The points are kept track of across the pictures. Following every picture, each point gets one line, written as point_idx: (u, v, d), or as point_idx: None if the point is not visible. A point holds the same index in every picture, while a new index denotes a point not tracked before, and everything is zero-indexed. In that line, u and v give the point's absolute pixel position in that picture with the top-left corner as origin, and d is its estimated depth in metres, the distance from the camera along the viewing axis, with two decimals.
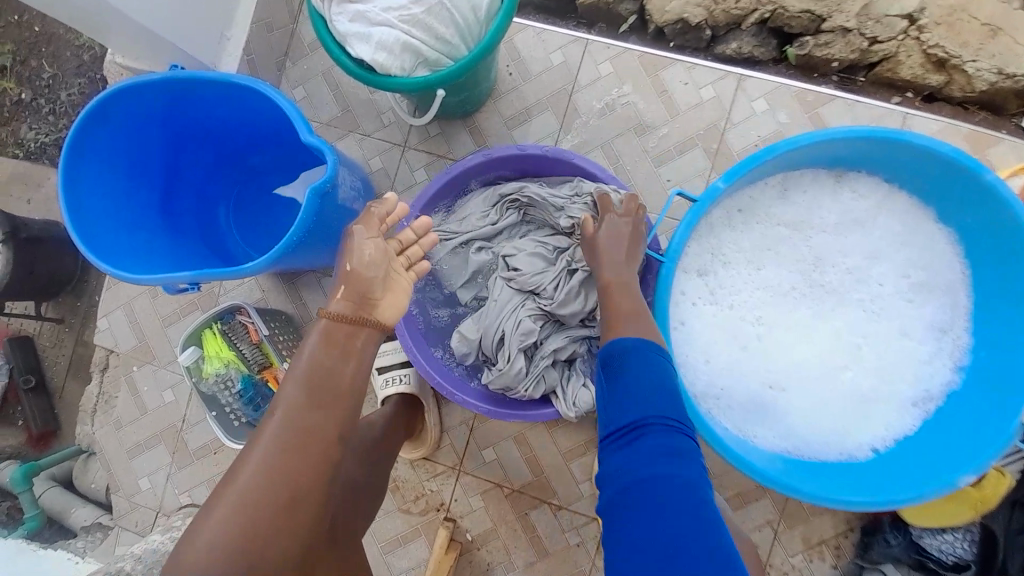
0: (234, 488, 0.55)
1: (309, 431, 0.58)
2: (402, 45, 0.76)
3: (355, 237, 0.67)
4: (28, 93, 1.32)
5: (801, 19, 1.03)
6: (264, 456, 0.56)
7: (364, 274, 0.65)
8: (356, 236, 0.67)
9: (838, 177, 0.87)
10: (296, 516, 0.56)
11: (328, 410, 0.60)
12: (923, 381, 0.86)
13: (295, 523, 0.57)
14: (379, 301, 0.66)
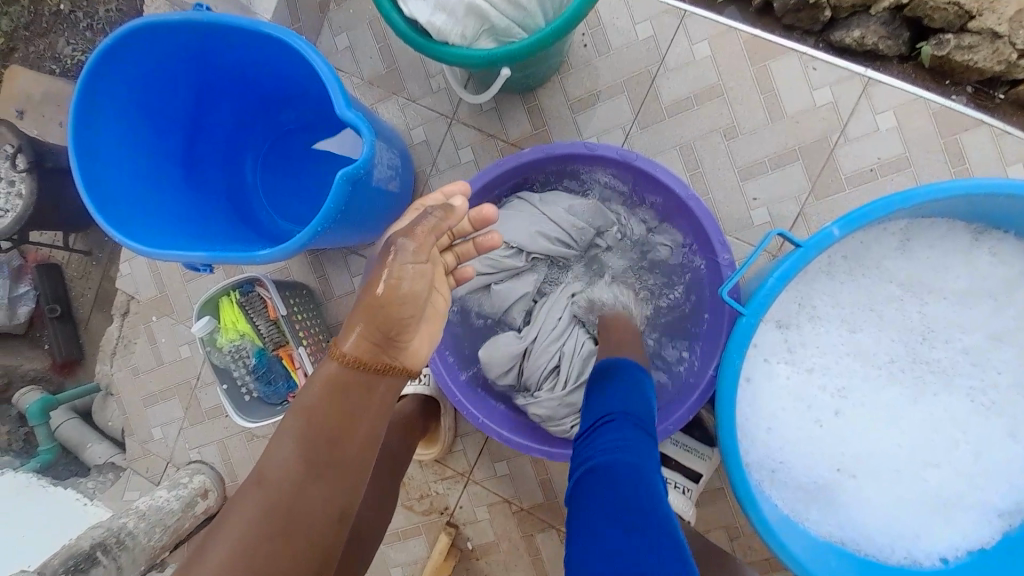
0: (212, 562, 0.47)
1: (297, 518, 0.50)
2: (468, 7, 0.62)
3: (395, 257, 0.53)
4: (66, 4, 1.26)
5: (948, 12, 0.82)
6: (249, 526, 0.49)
7: (396, 309, 0.53)
8: (397, 253, 0.53)
9: (979, 233, 0.70)
10: None
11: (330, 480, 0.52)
12: (1018, 492, 0.72)
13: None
14: (408, 343, 0.56)
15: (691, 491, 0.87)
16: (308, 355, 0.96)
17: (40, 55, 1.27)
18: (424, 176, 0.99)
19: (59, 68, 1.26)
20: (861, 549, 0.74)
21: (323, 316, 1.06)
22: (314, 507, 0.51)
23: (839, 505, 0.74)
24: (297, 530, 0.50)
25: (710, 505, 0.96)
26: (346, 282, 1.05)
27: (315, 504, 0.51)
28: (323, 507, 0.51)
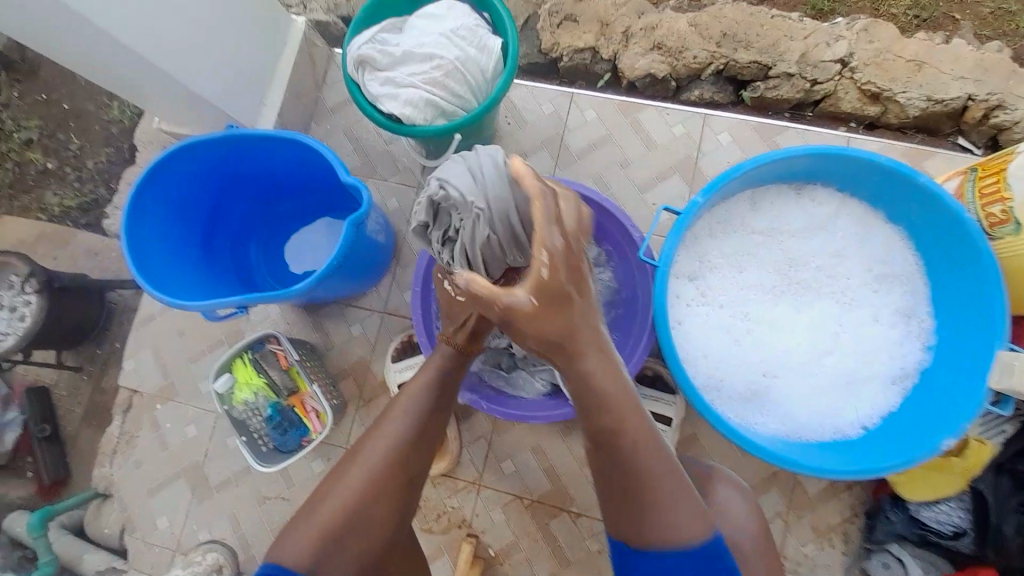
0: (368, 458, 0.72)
1: (413, 441, 0.74)
2: (426, 102, 0.92)
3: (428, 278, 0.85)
4: (55, 162, 1.45)
5: (751, 69, 1.22)
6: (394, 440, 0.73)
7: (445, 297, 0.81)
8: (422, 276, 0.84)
9: (799, 188, 1.02)
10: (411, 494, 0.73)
11: (438, 411, 0.79)
12: (899, 361, 0.96)
13: (396, 510, 0.71)
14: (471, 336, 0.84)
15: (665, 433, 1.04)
16: (321, 392, 1.09)
17: (28, 207, 1.45)
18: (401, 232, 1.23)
19: (47, 215, 1.43)
20: (799, 435, 0.93)
21: (327, 363, 1.20)
22: (428, 431, 0.76)
23: (774, 404, 0.94)
24: (414, 447, 0.74)
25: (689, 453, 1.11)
26: (344, 330, 1.21)
27: (426, 430, 0.76)
28: (429, 435, 0.77)
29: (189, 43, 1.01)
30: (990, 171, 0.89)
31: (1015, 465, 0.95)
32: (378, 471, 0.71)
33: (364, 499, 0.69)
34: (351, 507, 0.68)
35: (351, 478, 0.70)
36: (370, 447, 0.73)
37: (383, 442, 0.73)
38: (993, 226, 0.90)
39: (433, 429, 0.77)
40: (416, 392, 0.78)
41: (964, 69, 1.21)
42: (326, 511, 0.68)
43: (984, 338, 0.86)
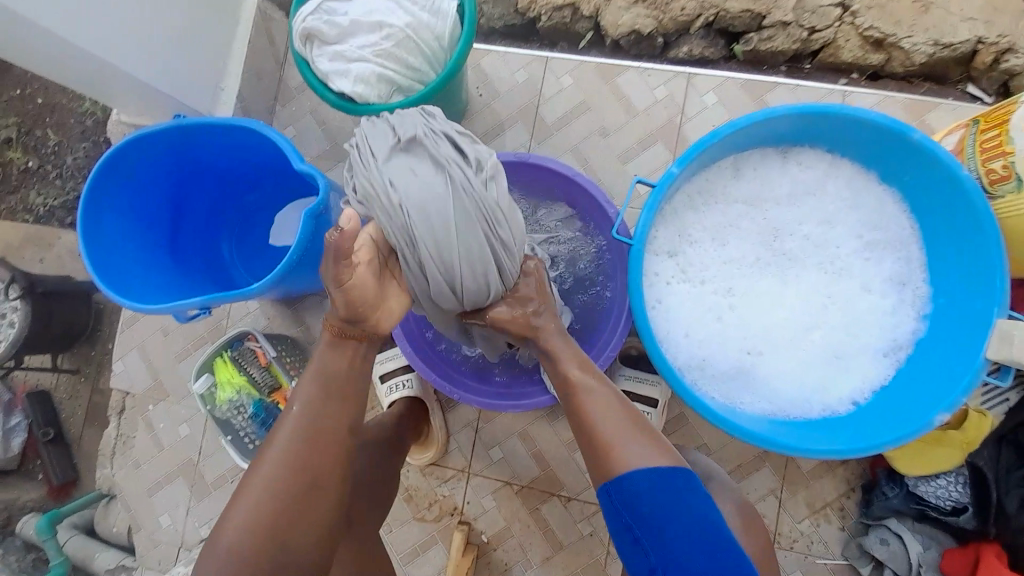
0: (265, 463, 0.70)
1: (311, 451, 0.72)
2: (377, 76, 0.87)
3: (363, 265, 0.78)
4: (33, 160, 1.36)
5: (743, 18, 1.13)
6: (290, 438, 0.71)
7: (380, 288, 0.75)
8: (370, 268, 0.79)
9: (784, 152, 0.96)
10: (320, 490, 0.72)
11: (341, 409, 0.75)
12: (889, 331, 0.92)
13: (306, 519, 0.71)
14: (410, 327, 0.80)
15: (650, 413, 1.04)
16: None
17: (12, 210, 1.38)
18: None
19: (35, 217, 1.37)
20: (786, 412, 0.91)
21: None
22: (326, 437, 0.73)
23: (759, 381, 0.92)
24: (314, 456, 0.72)
25: (678, 433, 1.09)
26: None
27: (325, 436, 0.73)
28: (330, 441, 0.74)
29: (142, 35, 0.95)
30: (992, 123, 0.83)
31: (1018, 436, 0.96)
32: (275, 486, 0.70)
33: (262, 514, 0.69)
34: (253, 525, 0.69)
35: (252, 496, 0.70)
36: (264, 464, 0.71)
37: (276, 456, 0.71)
38: (994, 183, 0.83)
39: (331, 432, 0.74)
40: (306, 389, 0.74)
41: (973, 9, 1.11)
42: (231, 530, 0.68)
43: (980, 305, 0.83)
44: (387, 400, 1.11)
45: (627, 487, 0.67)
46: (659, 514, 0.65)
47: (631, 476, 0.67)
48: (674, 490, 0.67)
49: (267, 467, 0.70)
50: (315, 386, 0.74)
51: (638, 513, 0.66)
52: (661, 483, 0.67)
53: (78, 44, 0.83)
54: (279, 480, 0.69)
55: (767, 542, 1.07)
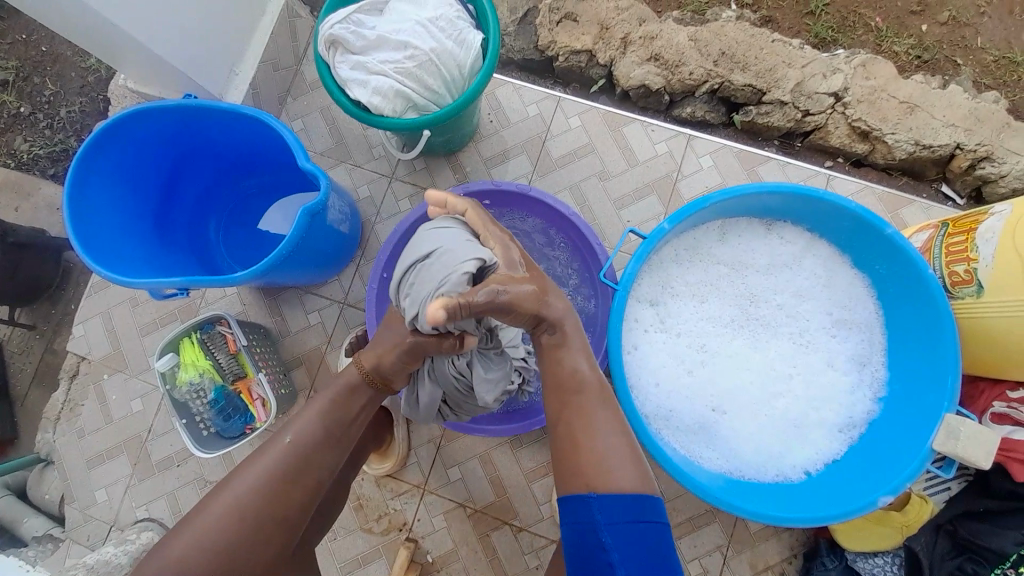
0: (243, 477, 0.70)
1: (264, 504, 0.69)
2: (395, 91, 0.91)
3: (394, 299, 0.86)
4: (27, 108, 1.34)
5: (745, 92, 1.20)
6: (276, 459, 0.71)
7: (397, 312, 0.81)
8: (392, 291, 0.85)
9: (768, 225, 1.02)
10: (287, 513, 0.70)
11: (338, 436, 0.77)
12: (846, 408, 0.97)
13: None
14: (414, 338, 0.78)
15: None
16: (268, 382, 1.06)
17: None
18: (371, 224, 1.21)
19: (15, 163, 1.34)
20: (742, 471, 0.94)
21: (280, 351, 1.17)
22: (286, 495, 0.71)
23: (720, 438, 0.96)
24: (301, 475, 0.72)
25: None
26: (302, 318, 1.18)
27: (309, 460, 0.73)
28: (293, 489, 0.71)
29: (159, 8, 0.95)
30: (960, 229, 0.89)
31: (954, 527, 0.94)
32: (249, 498, 0.68)
33: (227, 527, 0.66)
34: (194, 552, 0.63)
35: (215, 507, 0.67)
36: (241, 478, 0.70)
37: (242, 485, 0.69)
38: (955, 285, 0.89)
39: (292, 496, 0.71)
40: (314, 415, 0.76)
41: (955, 117, 1.21)
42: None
43: (933, 398, 0.87)
44: None
45: (609, 508, 0.64)
46: (630, 537, 0.62)
47: (611, 497, 0.64)
48: (650, 525, 0.64)
49: (252, 479, 0.69)
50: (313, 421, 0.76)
51: (612, 528, 0.63)
52: (640, 510, 0.64)
53: (102, 13, 0.85)
54: (249, 496, 0.68)
55: None
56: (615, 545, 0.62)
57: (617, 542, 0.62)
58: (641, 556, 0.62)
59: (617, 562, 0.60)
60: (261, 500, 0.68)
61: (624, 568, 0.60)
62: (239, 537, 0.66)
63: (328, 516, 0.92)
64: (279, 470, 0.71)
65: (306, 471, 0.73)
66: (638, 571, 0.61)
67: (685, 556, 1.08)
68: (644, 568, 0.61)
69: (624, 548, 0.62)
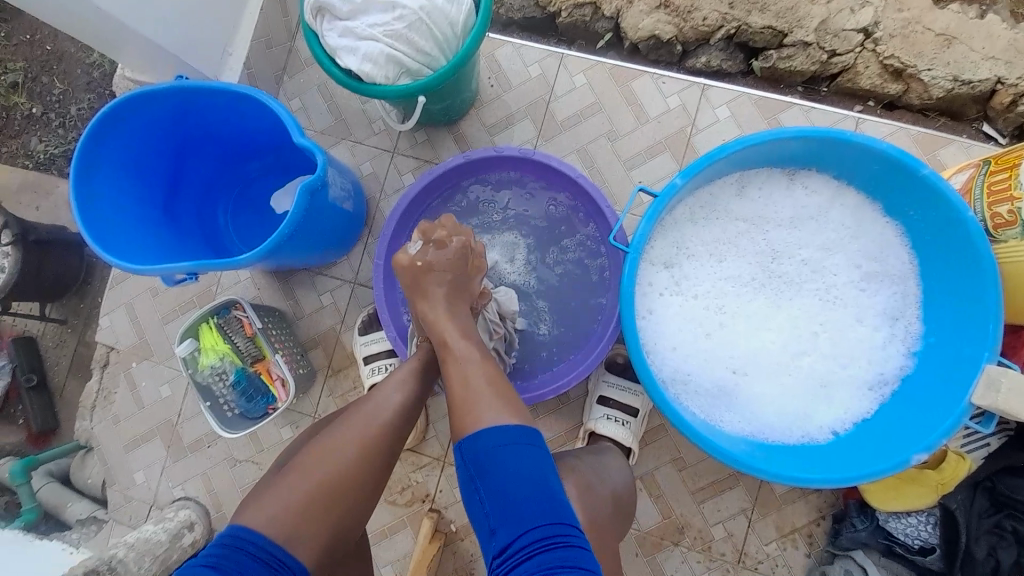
0: (350, 426, 0.73)
1: (366, 459, 0.71)
2: (387, 57, 0.87)
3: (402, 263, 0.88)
4: (38, 107, 1.34)
5: (765, 34, 1.11)
6: (378, 414, 0.75)
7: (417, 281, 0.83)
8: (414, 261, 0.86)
9: (792, 175, 0.96)
10: (383, 466, 0.73)
11: (417, 401, 0.80)
12: (877, 365, 0.92)
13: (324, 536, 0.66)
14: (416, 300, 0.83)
15: (629, 422, 1.03)
16: (285, 363, 1.07)
17: (8, 154, 1.36)
18: (376, 203, 1.19)
19: (34, 164, 1.35)
20: (767, 434, 0.91)
21: (296, 334, 1.18)
22: (383, 452, 0.73)
23: (742, 400, 0.93)
24: (397, 430, 0.76)
25: (655, 444, 1.09)
26: (315, 300, 1.19)
27: (403, 416, 0.77)
28: (381, 448, 0.74)
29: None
30: (1002, 165, 0.81)
31: (994, 484, 0.93)
32: (354, 446, 0.71)
33: (335, 470, 0.69)
34: (307, 490, 0.67)
35: (327, 450, 0.70)
36: (351, 425, 0.73)
37: (349, 434, 0.72)
38: (997, 227, 0.82)
39: (389, 451, 0.74)
40: (404, 377, 0.80)
41: (996, 49, 1.09)
42: (267, 503, 0.65)
43: (972, 350, 0.82)
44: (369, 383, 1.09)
45: (477, 443, 0.65)
46: (497, 465, 0.63)
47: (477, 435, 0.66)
48: (521, 449, 0.64)
49: (357, 429, 0.73)
50: (407, 384, 0.79)
51: (479, 461, 0.65)
52: (508, 435, 0.65)
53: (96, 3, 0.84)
54: (357, 445, 0.71)
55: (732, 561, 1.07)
56: (481, 473, 0.64)
57: (483, 473, 0.64)
58: (500, 485, 0.62)
59: (481, 489, 0.63)
60: (365, 449, 0.72)
61: (488, 492, 0.62)
62: (346, 482, 0.69)
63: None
64: (380, 423, 0.74)
65: (387, 432, 0.75)
66: (501, 496, 0.62)
67: (708, 520, 1.07)
68: (507, 495, 0.62)
69: (490, 477, 0.63)
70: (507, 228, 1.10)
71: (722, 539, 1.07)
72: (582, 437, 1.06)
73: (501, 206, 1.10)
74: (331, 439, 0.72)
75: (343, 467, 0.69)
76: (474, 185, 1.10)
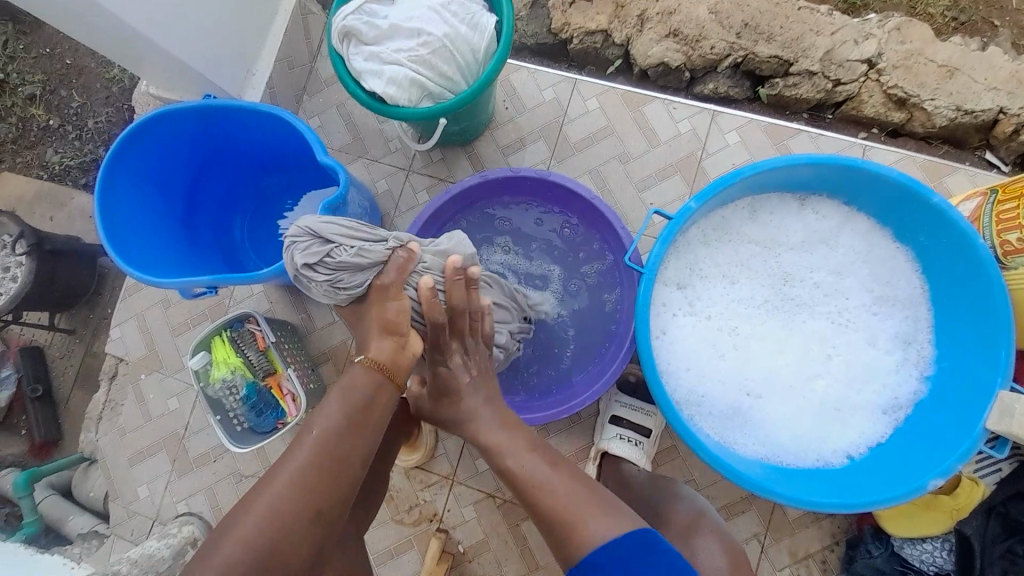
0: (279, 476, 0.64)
1: (301, 508, 0.63)
2: (411, 81, 0.89)
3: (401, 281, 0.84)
4: (56, 119, 1.37)
5: (771, 63, 1.15)
6: (311, 455, 0.65)
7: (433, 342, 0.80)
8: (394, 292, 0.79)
9: (803, 200, 0.97)
10: (326, 513, 0.65)
11: (366, 432, 0.70)
12: (891, 389, 0.92)
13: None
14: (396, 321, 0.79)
15: (642, 442, 1.02)
16: (297, 376, 1.08)
17: (27, 165, 1.39)
18: (390, 219, 1.21)
19: (50, 175, 1.37)
20: (781, 457, 0.91)
21: (307, 349, 1.18)
22: (321, 497, 0.64)
23: (755, 423, 0.93)
24: (338, 469, 0.66)
25: (667, 465, 1.08)
26: (327, 314, 1.19)
27: (348, 453, 0.67)
28: (337, 487, 0.66)
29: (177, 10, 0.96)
30: (1011, 195, 0.83)
31: (1008, 509, 0.92)
32: (285, 498, 0.63)
33: (265, 529, 0.61)
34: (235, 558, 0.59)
35: (258, 507, 0.62)
36: (281, 474, 0.64)
37: (279, 486, 0.63)
38: (1007, 254, 0.84)
39: (331, 493, 0.65)
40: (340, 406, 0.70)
41: (998, 79, 1.13)
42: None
43: (985, 375, 0.82)
44: None
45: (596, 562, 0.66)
46: None
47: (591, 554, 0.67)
48: (640, 558, 0.66)
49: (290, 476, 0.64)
50: (345, 408, 0.69)
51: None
52: (621, 547, 0.67)
53: (127, 22, 0.87)
54: (290, 496, 0.63)
55: None
56: None
57: None
58: None
59: None
60: (300, 501, 0.63)
61: None
62: (278, 539, 0.61)
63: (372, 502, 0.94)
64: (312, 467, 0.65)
65: (345, 467, 0.67)
66: None
67: None
68: None
69: None
70: (516, 249, 1.12)
71: None
72: (595, 457, 1.05)
73: (518, 226, 1.12)
74: (261, 493, 0.63)
75: (275, 524, 0.61)
76: (493, 205, 1.12)
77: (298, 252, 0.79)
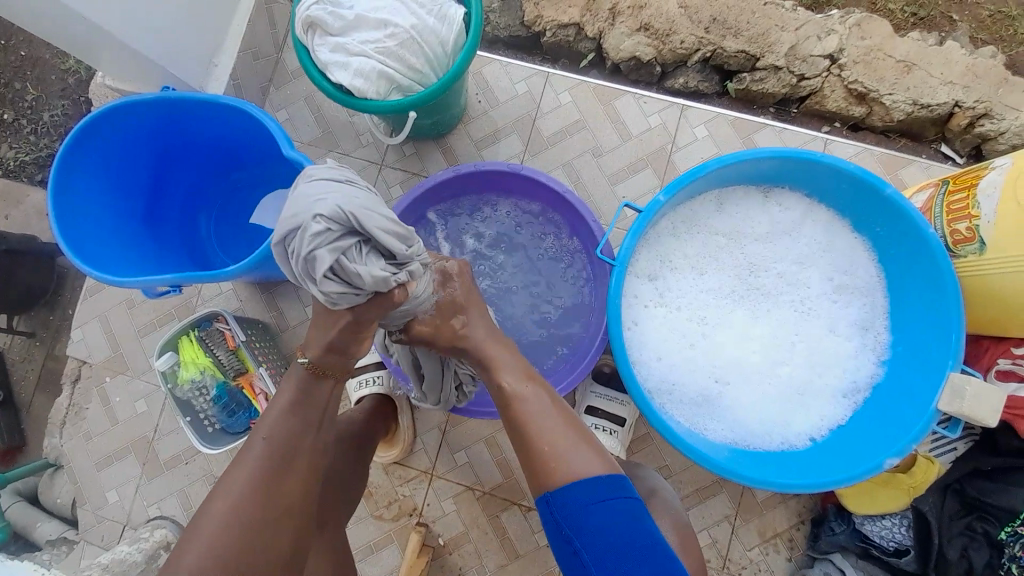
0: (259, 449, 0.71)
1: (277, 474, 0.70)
2: (378, 73, 0.88)
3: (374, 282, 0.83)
4: (10, 114, 1.31)
5: (738, 58, 1.17)
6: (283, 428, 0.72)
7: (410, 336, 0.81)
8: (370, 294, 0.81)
9: (767, 192, 1.00)
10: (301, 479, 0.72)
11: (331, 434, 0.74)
12: (849, 373, 0.96)
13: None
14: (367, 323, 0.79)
15: (616, 432, 1.05)
16: (269, 376, 1.06)
17: None
18: None
19: (3, 171, 1.31)
20: (748, 441, 0.94)
21: (280, 347, 1.16)
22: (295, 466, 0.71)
23: (724, 409, 0.96)
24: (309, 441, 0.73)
25: (641, 452, 1.11)
26: (300, 312, 1.17)
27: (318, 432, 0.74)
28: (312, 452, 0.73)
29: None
30: (962, 185, 0.87)
31: (963, 487, 0.94)
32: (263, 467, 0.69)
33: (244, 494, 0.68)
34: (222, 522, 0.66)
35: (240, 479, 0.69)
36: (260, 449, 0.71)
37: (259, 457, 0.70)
38: (957, 243, 0.87)
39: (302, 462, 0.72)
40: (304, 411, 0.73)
41: (952, 74, 1.18)
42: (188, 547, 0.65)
43: (936, 358, 0.87)
44: (355, 396, 1.09)
45: (567, 500, 0.69)
46: (594, 521, 0.67)
47: (570, 486, 0.70)
48: (609, 501, 0.69)
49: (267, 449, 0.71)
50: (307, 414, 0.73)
51: (579, 520, 0.68)
52: (600, 491, 0.69)
53: (79, 12, 0.83)
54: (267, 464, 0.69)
55: (717, 568, 1.09)
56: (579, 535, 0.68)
57: (583, 534, 0.67)
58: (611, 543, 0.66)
59: (582, 550, 0.67)
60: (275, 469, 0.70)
61: (589, 553, 0.67)
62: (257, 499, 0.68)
63: (354, 497, 0.93)
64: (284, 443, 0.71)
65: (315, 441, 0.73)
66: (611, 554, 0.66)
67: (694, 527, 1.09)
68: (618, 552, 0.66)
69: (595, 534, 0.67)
70: (495, 244, 1.12)
71: (707, 546, 1.09)
72: None
73: (496, 221, 1.12)
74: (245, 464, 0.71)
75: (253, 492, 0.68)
76: (471, 201, 1.12)
77: (321, 239, 0.59)
